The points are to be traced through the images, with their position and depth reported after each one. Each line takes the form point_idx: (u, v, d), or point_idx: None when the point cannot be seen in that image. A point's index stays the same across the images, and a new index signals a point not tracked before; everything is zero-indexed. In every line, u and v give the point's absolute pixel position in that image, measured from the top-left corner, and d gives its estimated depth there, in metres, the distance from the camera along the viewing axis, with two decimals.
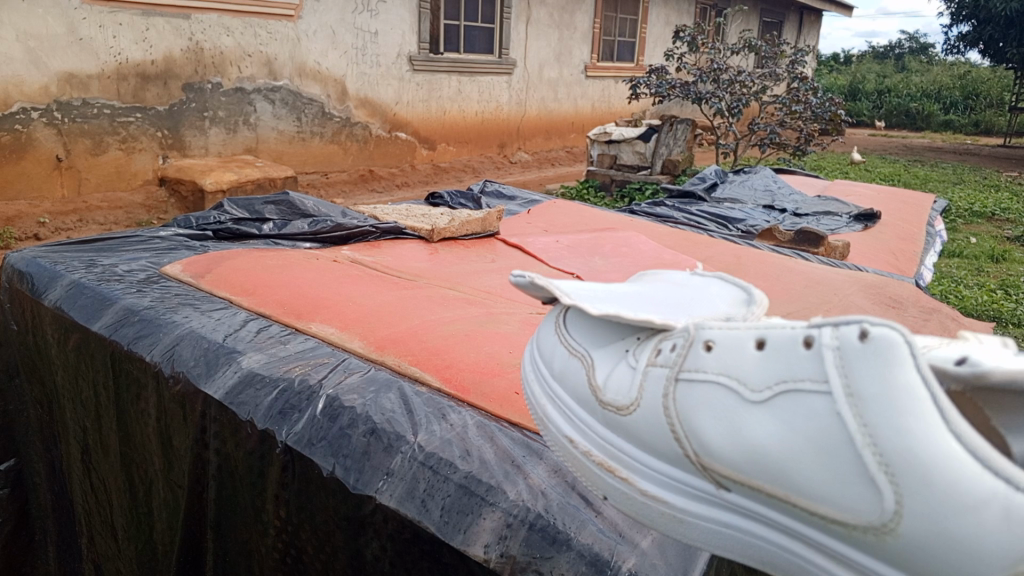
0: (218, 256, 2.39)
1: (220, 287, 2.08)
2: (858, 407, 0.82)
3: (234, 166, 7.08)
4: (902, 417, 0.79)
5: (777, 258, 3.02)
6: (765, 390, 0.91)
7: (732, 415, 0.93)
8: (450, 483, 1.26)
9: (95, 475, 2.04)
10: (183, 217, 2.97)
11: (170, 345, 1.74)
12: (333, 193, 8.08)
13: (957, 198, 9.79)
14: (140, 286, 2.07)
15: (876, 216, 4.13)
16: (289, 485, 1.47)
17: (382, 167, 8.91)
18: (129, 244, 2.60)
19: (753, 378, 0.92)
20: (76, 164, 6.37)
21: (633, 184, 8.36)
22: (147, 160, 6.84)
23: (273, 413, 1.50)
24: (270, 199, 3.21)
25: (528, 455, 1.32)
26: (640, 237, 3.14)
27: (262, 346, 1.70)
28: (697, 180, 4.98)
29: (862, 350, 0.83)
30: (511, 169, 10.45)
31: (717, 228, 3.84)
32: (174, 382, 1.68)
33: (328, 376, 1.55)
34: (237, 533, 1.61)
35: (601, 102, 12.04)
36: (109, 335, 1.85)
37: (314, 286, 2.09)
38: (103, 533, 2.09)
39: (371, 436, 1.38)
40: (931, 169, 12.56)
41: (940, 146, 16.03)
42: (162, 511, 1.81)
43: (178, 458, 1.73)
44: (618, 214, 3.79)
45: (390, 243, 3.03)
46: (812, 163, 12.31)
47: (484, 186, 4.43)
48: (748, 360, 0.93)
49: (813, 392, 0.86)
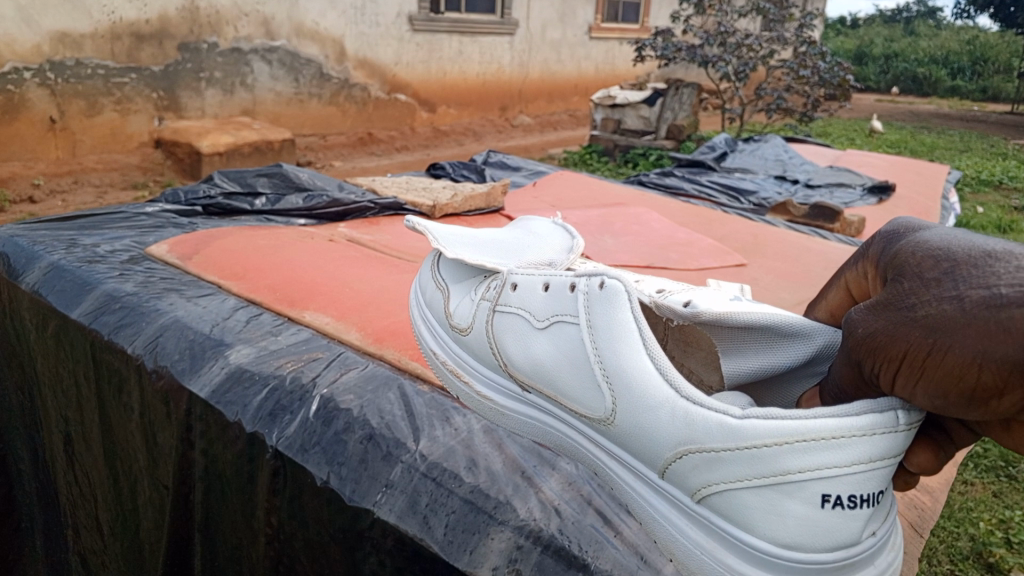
0: (206, 235, 2.28)
1: (209, 270, 1.97)
2: (592, 331, 1.08)
3: (231, 128, 6.98)
4: (621, 341, 1.04)
5: (793, 235, 2.92)
6: (545, 320, 1.17)
7: (521, 336, 1.19)
8: (455, 497, 1.18)
9: (78, 465, 1.96)
10: (171, 191, 2.86)
11: (153, 336, 1.64)
12: (331, 157, 8.01)
13: (965, 166, 9.62)
14: (123, 268, 1.96)
15: (891, 188, 4.00)
16: (280, 492, 1.38)
17: (381, 130, 8.76)
18: (111, 221, 2.50)
19: (539, 311, 1.18)
20: (70, 125, 6.22)
21: (637, 149, 8.20)
22: (142, 122, 6.69)
23: (260, 414, 1.41)
24: (262, 171, 3.09)
25: (538, 467, 1.24)
26: (651, 213, 3.03)
27: (252, 338, 1.60)
28: (706, 149, 4.85)
29: (597, 291, 1.09)
30: (511, 133, 10.27)
31: (728, 201, 3.74)
32: (158, 378, 1.58)
33: (322, 375, 1.46)
34: (226, 538, 1.54)
35: (605, 64, 11.80)
36: (89, 323, 1.75)
37: (308, 271, 1.99)
38: (88, 527, 2.01)
39: (369, 443, 1.29)
40: (937, 136, 12.37)
41: (946, 112, 15.79)
42: (148, 511, 1.73)
43: (162, 457, 1.64)
44: (626, 187, 3.67)
45: (389, 219, 2.92)
46: (819, 130, 12.11)
47: (488, 156, 4.30)
48: (533, 294, 1.21)
49: (571, 323, 1.13)
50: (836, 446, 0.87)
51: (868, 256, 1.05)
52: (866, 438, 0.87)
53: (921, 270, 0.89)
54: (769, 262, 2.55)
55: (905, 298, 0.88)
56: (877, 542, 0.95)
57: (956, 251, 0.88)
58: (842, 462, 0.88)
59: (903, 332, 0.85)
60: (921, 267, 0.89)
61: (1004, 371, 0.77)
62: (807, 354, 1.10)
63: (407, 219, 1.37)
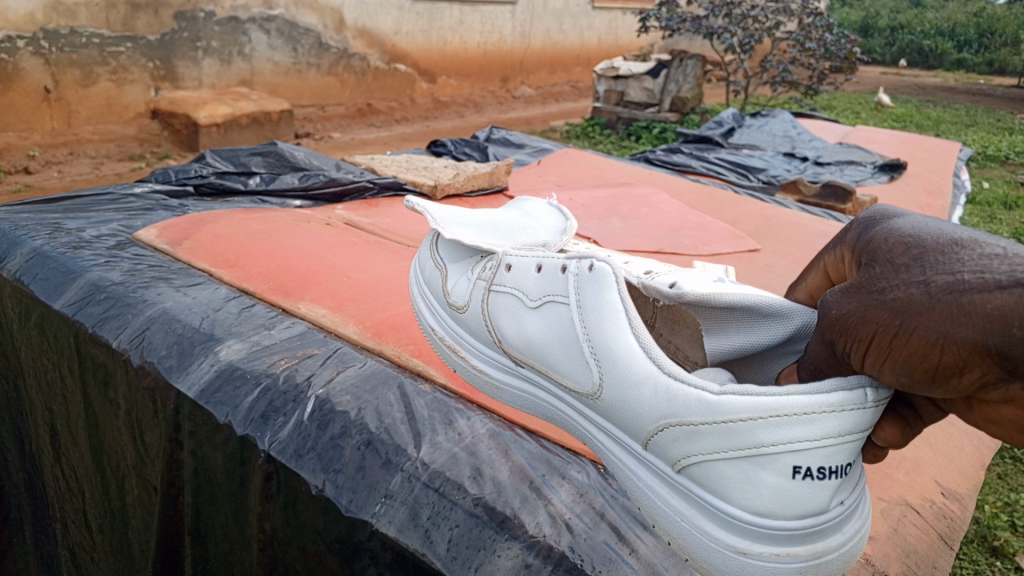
0: (198, 218, 2.20)
1: (199, 257, 1.90)
2: (581, 311, 1.09)
3: (229, 99, 6.85)
4: (605, 318, 1.06)
5: (807, 219, 2.84)
6: (537, 300, 1.16)
7: (515, 314, 1.18)
8: (459, 510, 1.13)
9: (65, 460, 1.90)
10: (162, 169, 2.78)
11: (139, 329, 1.57)
12: (330, 128, 7.88)
13: (971, 140, 9.49)
14: (110, 253, 1.89)
15: (902, 166, 3.91)
16: (274, 498, 1.32)
17: (381, 101, 8.63)
18: (100, 203, 2.41)
19: (531, 290, 1.17)
20: (65, 95, 6.09)
21: (640, 122, 8.07)
22: (139, 93, 6.57)
23: (252, 416, 1.35)
24: (256, 149, 3.04)
25: (548, 477, 1.18)
26: (659, 194, 2.95)
27: (243, 332, 1.54)
28: (713, 125, 4.75)
29: (585, 269, 1.10)
30: (513, 104, 10.11)
31: (737, 179, 3.66)
32: (144, 375, 1.51)
33: (317, 373, 1.39)
34: (217, 541, 1.49)
35: (607, 34, 11.62)
36: (73, 314, 1.68)
37: (304, 258, 1.92)
38: (76, 522, 1.95)
39: (367, 449, 1.24)
40: (942, 109, 12.21)
41: (952, 85, 15.58)
42: (136, 510, 1.67)
43: (150, 456, 1.59)
44: (632, 166, 3.59)
45: (388, 199, 2.84)
46: (823, 102, 11.95)
47: (490, 132, 4.21)
48: (523, 273, 1.19)
49: (561, 303, 1.13)
50: (806, 421, 0.88)
51: (846, 241, 1.02)
52: (833, 413, 0.88)
53: (892, 256, 0.87)
54: (784, 247, 2.48)
55: (877, 281, 0.86)
56: (846, 510, 0.96)
57: (926, 239, 0.86)
58: (812, 435, 0.89)
59: (873, 313, 0.84)
60: (891, 253, 0.87)
61: (970, 353, 0.77)
62: (787, 332, 1.04)
63: (406, 199, 1.30)
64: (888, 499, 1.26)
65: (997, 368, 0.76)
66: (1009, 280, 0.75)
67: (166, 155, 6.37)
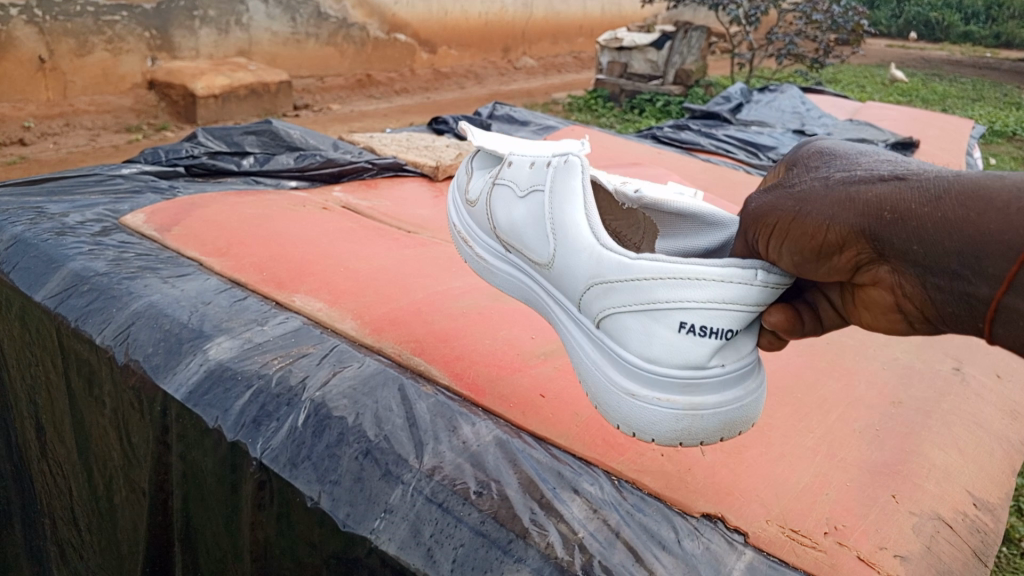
0: (189, 202, 2.14)
1: (189, 245, 1.84)
2: (551, 195, 1.22)
3: (226, 70, 6.74)
4: (566, 200, 1.19)
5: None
6: (525, 190, 1.27)
7: (507, 203, 1.31)
8: (464, 528, 1.07)
9: (52, 458, 1.84)
10: (151, 150, 2.72)
11: (124, 325, 1.51)
12: (330, 99, 7.74)
13: (977, 115, 9.36)
14: (95, 240, 1.82)
15: (914, 146, 3.90)
16: (267, 507, 1.26)
17: (381, 72, 8.49)
18: (87, 185, 2.34)
19: (523, 182, 1.28)
20: (60, 65, 5.97)
21: (644, 94, 7.93)
22: (135, 63, 6.45)
23: (244, 421, 1.29)
24: (249, 128, 2.97)
25: (559, 490, 1.13)
26: (668, 174, 2.88)
27: (234, 327, 1.47)
28: (720, 100, 4.66)
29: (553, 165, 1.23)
30: (514, 76, 9.93)
31: (747, 157, 3.61)
32: (130, 373, 1.46)
33: (313, 374, 1.33)
34: (208, 547, 1.45)
35: (611, 4, 11.44)
36: (55, 307, 1.61)
37: (300, 247, 1.86)
38: (65, 520, 1.89)
39: (365, 459, 1.18)
40: (948, 83, 12.05)
41: (959, 59, 15.36)
42: (123, 513, 1.63)
43: (137, 458, 1.53)
44: (639, 144, 3.51)
45: (389, 180, 2.78)
46: (829, 76, 11.79)
47: (494, 108, 4.11)
48: (521, 168, 1.31)
49: (538, 191, 1.25)
50: (700, 285, 1.05)
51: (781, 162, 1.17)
52: (722, 283, 1.04)
53: (808, 166, 1.02)
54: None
55: (792, 181, 1.01)
56: (733, 375, 1.10)
57: (841, 155, 1.02)
58: (702, 298, 1.05)
59: (781, 204, 0.98)
60: (808, 162, 1.03)
61: (850, 232, 0.90)
62: (722, 240, 1.16)
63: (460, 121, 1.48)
64: (921, 513, 1.18)
65: (871, 249, 0.90)
66: (889, 179, 0.90)
67: (163, 127, 6.26)
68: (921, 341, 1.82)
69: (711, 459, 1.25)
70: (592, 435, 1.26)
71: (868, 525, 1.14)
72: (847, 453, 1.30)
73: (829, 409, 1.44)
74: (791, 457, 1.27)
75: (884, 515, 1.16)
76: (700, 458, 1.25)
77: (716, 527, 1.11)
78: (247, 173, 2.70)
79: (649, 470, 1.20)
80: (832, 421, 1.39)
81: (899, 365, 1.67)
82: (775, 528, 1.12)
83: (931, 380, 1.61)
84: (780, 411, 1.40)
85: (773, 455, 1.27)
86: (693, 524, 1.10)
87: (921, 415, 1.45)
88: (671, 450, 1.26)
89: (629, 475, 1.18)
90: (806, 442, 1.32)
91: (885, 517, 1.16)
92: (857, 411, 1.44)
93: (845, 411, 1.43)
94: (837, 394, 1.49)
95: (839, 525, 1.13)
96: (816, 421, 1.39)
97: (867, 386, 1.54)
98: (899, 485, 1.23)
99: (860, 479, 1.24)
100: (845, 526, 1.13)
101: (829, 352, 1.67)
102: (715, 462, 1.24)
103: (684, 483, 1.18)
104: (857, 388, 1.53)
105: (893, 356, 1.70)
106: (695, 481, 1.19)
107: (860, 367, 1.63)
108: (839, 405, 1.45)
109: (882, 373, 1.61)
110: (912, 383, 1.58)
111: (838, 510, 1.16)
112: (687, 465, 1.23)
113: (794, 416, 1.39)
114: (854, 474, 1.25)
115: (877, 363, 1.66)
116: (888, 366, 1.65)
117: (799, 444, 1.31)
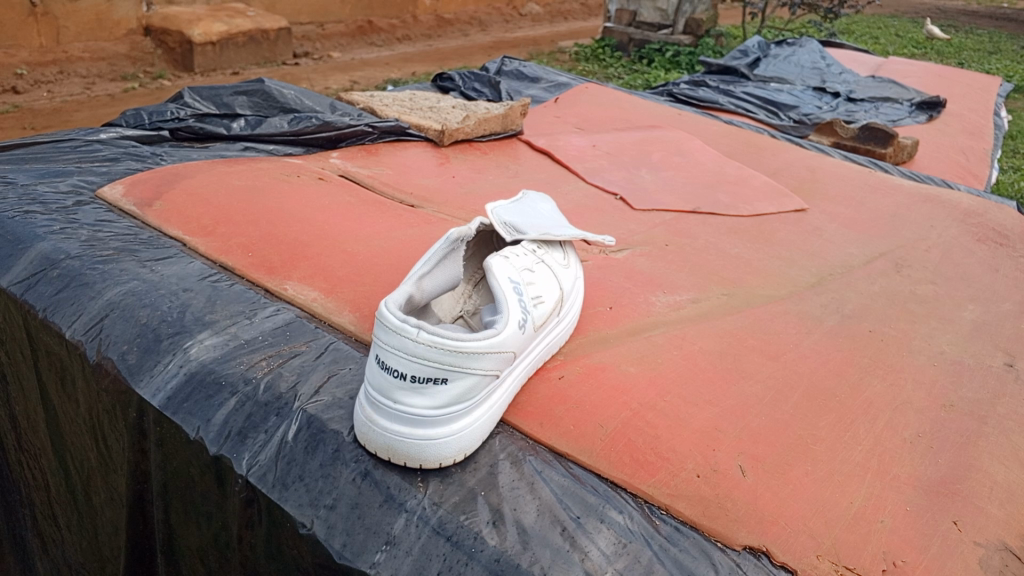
0: (173, 172, 2.15)
1: (172, 223, 1.88)
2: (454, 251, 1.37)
3: (224, 16, 6.55)
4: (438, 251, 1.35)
5: (853, 173, 2.75)
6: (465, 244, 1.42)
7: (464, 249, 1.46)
8: (476, 565, 1.11)
9: (28, 450, 1.88)
10: (133, 111, 2.61)
11: (95, 319, 1.56)
12: (330, 47, 7.46)
13: (996, 69, 9.01)
14: (62, 216, 1.87)
15: (942, 105, 3.90)
16: (255, 523, 1.32)
17: (382, 17, 8.21)
18: (62, 152, 2.32)
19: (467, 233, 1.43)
20: (52, 10, 5.73)
21: (653, 44, 7.63)
22: (130, 8, 6.21)
23: (228, 432, 1.34)
24: (240, 88, 2.82)
25: (581, 522, 1.17)
26: (681, 151, 2.81)
27: (220, 322, 1.52)
28: (738, 54, 4.48)
29: (478, 222, 1.46)
30: (520, 23, 9.63)
31: (766, 116, 3.65)
32: (103, 374, 1.51)
33: (302, 382, 1.37)
34: (190, 558, 1.52)
35: None
36: (23, 293, 1.67)
37: (292, 223, 1.90)
38: (47, 509, 1.89)
39: (365, 482, 1.20)
40: (965, 35, 11.61)
41: (974, 9, 14.80)
42: (104, 515, 1.69)
43: (114, 462, 1.59)
44: (652, 106, 3.40)
45: (391, 146, 2.66)
46: (842, 26, 11.37)
47: (501, 64, 3.92)
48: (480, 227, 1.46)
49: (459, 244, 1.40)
50: (383, 327, 1.12)
51: None
52: (398, 334, 1.10)
53: None
54: (831, 207, 2.47)
55: None
56: (406, 417, 1.13)
57: None
58: (382, 339, 1.12)
59: None
60: None
61: None
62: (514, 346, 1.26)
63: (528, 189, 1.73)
64: (986, 543, 1.19)
65: None
66: None
67: (160, 75, 6.07)
68: (968, 329, 1.79)
69: (752, 481, 1.25)
70: (619, 452, 1.28)
71: (930, 559, 1.15)
72: (899, 470, 1.32)
73: (873, 415, 1.44)
74: (839, 477, 1.28)
75: (945, 546, 1.18)
76: (740, 479, 1.25)
77: (760, 562, 1.14)
78: (237, 137, 2.61)
79: (683, 494, 1.22)
80: (879, 432, 1.40)
81: (948, 360, 1.65)
82: (827, 565, 1.13)
83: (984, 380, 1.59)
84: (822, 422, 1.41)
85: (818, 475, 1.28)
86: (734, 560, 1.14)
87: (975, 422, 1.46)
88: (707, 470, 1.26)
89: (661, 501, 1.21)
90: (854, 459, 1.33)
91: (947, 548, 1.17)
92: (905, 416, 1.45)
93: (892, 417, 1.44)
94: (882, 396, 1.50)
95: (897, 561, 1.15)
96: (862, 432, 1.40)
97: (915, 387, 1.54)
98: (957, 508, 1.25)
99: (917, 502, 1.25)
100: (905, 562, 1.14)
101: (870, 347, 1.67)
102: (756, 484, 1.25)
103: (723, 511, 1.20)
104: (902, 390, 1.53)
105: (936, 353, 1.67)
106: (736, 508, 1.20)
107: (904, 363, 1.62)
108: (884, 410, 1.46)
109: (930, 371, 1.60)
110: (962, 383, 1.58)
111: (896, 542, 1.17)
112: (727, 488, 1.23)
113: (838, 426, 1.40)
114: (910, 496, 1.26)
115: (921, 358, 1.64)
116: (937, 362, 1.64)
117: (846, 461, 1.32)
